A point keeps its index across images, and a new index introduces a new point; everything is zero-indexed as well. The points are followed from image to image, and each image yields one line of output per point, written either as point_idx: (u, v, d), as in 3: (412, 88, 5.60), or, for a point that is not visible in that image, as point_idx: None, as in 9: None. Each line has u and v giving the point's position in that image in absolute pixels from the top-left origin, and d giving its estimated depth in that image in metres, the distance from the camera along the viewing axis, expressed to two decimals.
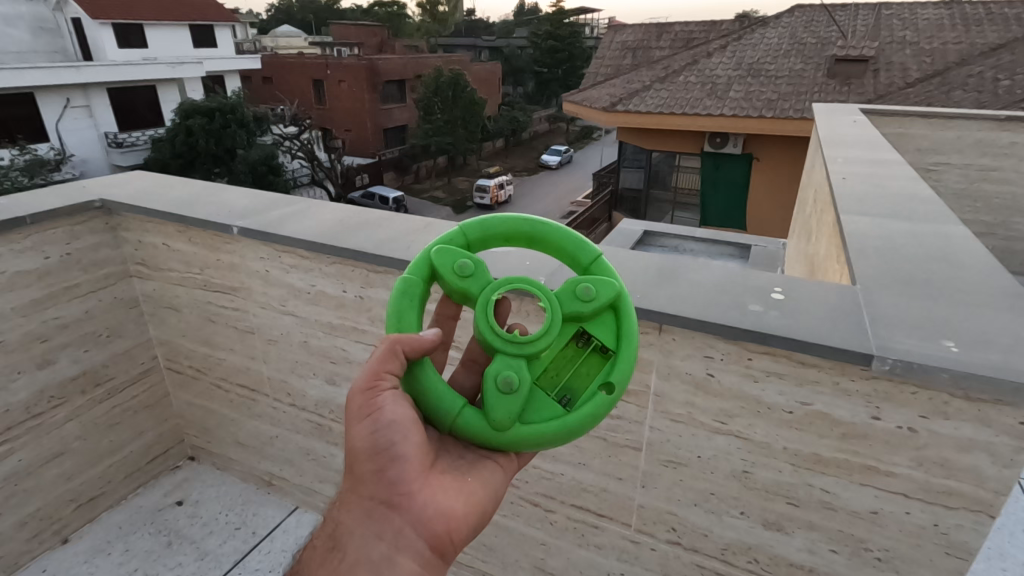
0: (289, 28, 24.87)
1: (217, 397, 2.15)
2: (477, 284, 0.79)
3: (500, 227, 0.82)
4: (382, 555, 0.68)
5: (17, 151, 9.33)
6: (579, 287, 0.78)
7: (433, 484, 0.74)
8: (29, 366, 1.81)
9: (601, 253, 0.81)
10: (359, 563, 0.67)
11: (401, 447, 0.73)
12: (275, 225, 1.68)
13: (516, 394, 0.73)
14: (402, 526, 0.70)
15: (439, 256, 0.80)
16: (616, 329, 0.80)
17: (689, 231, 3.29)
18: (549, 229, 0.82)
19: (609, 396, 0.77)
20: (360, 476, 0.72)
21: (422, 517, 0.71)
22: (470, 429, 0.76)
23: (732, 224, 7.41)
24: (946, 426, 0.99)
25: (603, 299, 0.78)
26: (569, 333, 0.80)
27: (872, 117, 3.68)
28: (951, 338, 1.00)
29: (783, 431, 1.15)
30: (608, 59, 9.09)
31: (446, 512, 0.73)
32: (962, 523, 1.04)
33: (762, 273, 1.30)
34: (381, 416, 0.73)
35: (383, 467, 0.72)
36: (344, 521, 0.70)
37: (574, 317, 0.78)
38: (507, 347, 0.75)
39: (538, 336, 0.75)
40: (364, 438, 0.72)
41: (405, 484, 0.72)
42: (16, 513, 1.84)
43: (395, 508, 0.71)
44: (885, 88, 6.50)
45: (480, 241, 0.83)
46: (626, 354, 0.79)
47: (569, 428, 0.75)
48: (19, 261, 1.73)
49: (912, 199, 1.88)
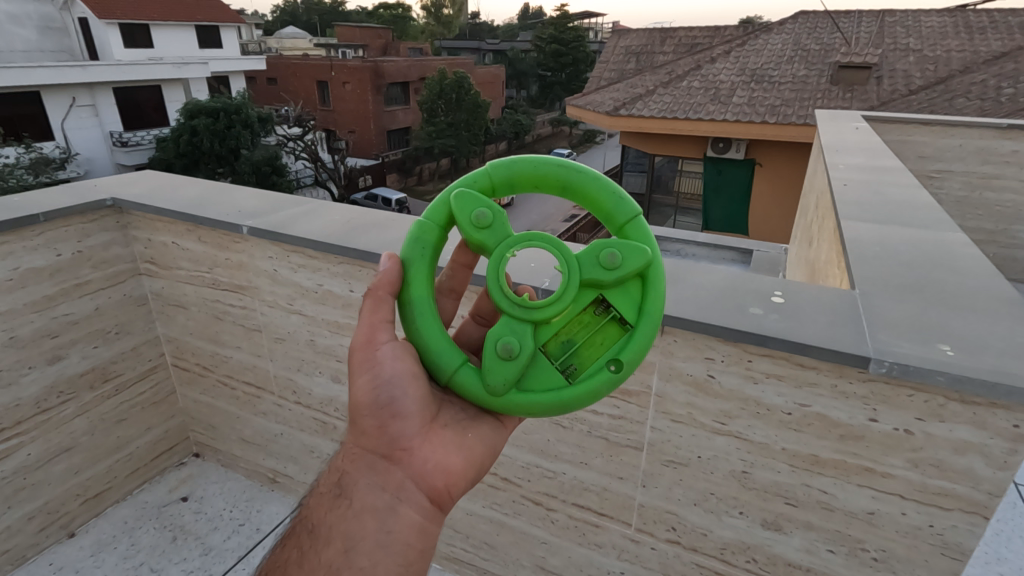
0: (293, 28, 25.00)
1: (223, 395, 2.17)
2: (495, 236, 0.78)
3: (527, 172, 0.81)
4: (385, 505, 0.70)
5: (22, 149, 9.38)
6: (604, 254, 0.77)
7: (433, 440, 0.77)
8: (40, 362, 1.84)
9: (639, 212, 0.80)
10: (364, 512, 0.69)
11: (403, 403, 0.76)
12: (284, 225, 1.71)
13: (516, 360, 0.76)
14: (403, 479, 0.73)
15: (458, 201, 0.80)
16: (639, 301, 0.80)
17: (691, 235, 3.34)
18: (586, 177, 0.81)
19: (615, 373, 0.78)
20: (364, 430, 0.75)
21: (422, 472, 0.74)
22: (465, 386, 0.79)
23: (734, 229, 7.45)
24: (941, 428, 1.02)
25: (629, 268, 0.77)
26: (586, 299, 0.80)
27: (873, 124, 3.71)
28: (948, 342, 1.02)
29: (782, 432, 1.17)
30: (612, 63, 9.13)
31: (445, 467, 0.76)
32: (957, 524, 1.06)
33: (764, 277, 1.33)
34: (383, 370, 0.76)
35: (385, 422, 0.75)
36: (347, 471, 0.73)
37: (592, 283, 0.78)
38: (515, 311, 0.76)
39: (549, 303, 0.76)
40: (366, 392, 0.75)
41: (406, 440, 0.75)
42: (25, 506, 1.87)
43: (395, 462, 0.74)
44: (888, 95, 6.53)
45: (506, 187, 0.82)
46: (646, 327, 0.79)
47: (565, 400, 0.77)
48: (32, 257, 1.76)
49: (911, 206, 1.90)
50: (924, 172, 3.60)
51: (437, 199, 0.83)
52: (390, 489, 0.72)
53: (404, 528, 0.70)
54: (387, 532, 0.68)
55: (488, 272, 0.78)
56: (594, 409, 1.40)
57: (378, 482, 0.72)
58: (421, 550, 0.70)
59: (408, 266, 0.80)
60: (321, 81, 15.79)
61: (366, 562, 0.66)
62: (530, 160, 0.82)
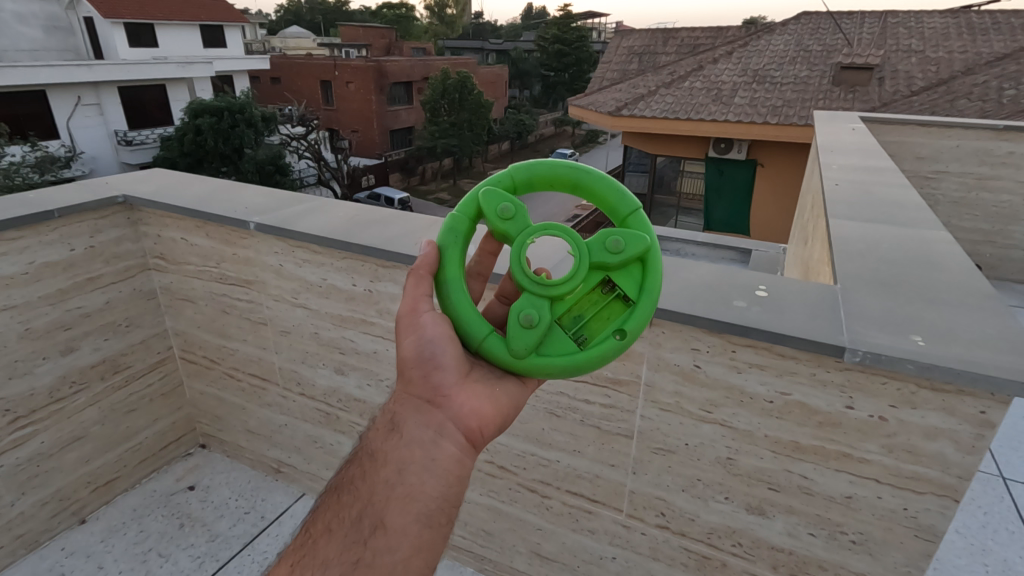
0: (297, 29, 25.13)
1: (230, 387, 2.23)
2: (516, 227, 0.85)
3: (545, 172, 0.87)
4: (429, 438, 0.74)
5: (28, 147, 9.48)
6: (610, 240, 0.83)
7: (469, 389, 0.81)
8: (53, 353, 1.90)
9: (639, 206, 0.86)
10: (412, 443, 0.74)
11: (442, 357, 0.81)
12: (290, 221, 1.77)
13: (535, 329, 0.82)
14: (444, 418, 0.77)
15: (485, 194, 0.86)
16: (640, 281, 0.86)
17: (690, 235, 3.38)
18: (593, 178, 0.86)
19: (620, 340, 0.84)
20: (409, 379, 0.80)
21: (460, 414, 0.78)
22: (493, 352, 0.84)
23: (735, 229, 7.49)
24: (913, 414, 1.07)
25: (631, 252, 0.84)
26: (595, 280, 0.86)
27: (871, 125, 3.75)
28: (919, 334, 1.07)
29: (764, 419, 1.23)
30: (614, 63, 9.19)
31: (480, 412, 0.80)
32: (929, 507, 1.11)
33: (751, 273, 1.38)
34: (425, 332, 0.81)
35: (428, 372, 0.80)
36: (397, 411, 0.78)
37: (600, 265, 0.84)
38: (534, 288, 0.83)
39: (564, 280, 0.82)
40: (411, 349, 0.80)
41: (446, 387, 0.79)
42: (39, 492, 1.94)
43: (436, 405, 0.78)
44: (890, 96, 6.57)
45: (525, 184, 0.88)
46: (646, 303, 0.85)
47: (578, 363, 0.83)
48: (46, 251, 1.83)
49: (902, 206, 1.95)
50: (921, 172, 3.65)
51: (466, 196, 0.89)
52: (433, 426, 0.76)
53: (445, 459, 0.74)
54: (432, 460, 0.73)
55: (510, 258, 0.84)
56: (586, 398, 1.46)
57: (423, 420, 0.76)
58: (459, 476, 0.73)
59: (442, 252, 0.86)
60: (325, 81, 15.89)
61: (415, 483, 0.71)
62: (550, 162, 0.88)
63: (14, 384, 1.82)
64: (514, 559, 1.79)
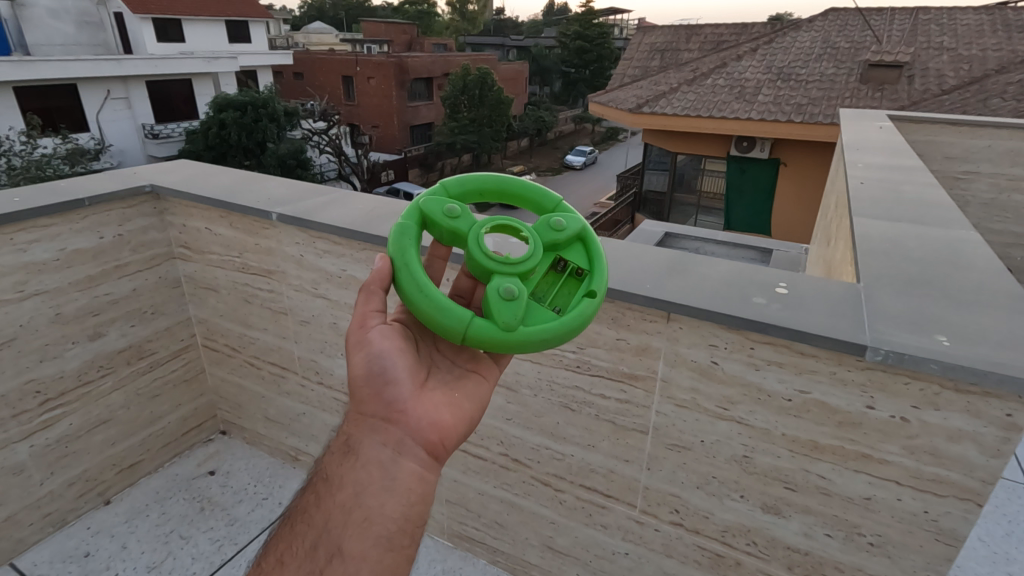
0: (320, 24, 25.36)
1: (251, 375, 2.27)
2: (465, 223, 0.90)
3: (476, 183, 0.95)
4: (388, 457, 0.76)
5: (59, 139, 9.72)
6: (552, 220, 0.91)
7: (424, 401, 0.83)
8: (82, 337, 1.96)
9: (563, 198, 0.97)
10: (370, 464, 0.75)
11: (394, 372, 0.82)
12: (312, 212, 1.79)
13: (518, 300, 0.83)
14: (403, 435, 0.78)
15: (426, 203, 0.91)
16: (586, 255, 0.94)
17: (709, 234, 3.32)
18: (518, 182, 0.96)
19: (593, 299, 0.88)
20: (362, 398, 0.81)
21: (418, 429, 0.79)
22: (482, 336, 0.82)
23: (755, 229, 7.40)
24: (936, 416, 1.05)
25: (572, 229, 0.92)
26: (548, 260, 0.93)
27: (899, 124, 3.66)
28: (944, 334, 1.05)
29: (782, 417, 1.21)
30: (636, 60, 9.11)
31: (438, 422, 0.82)
32: (951, 511, 1.09)
33: (770, 270, 1.37)
34: (373, 347, 0.83)
35: (381, 389, 0.81)
36: (352, 433, 0.79)
37: (551, 244, 0.91)
38: (502, 267, 0.85)
39: (526, 256, 0.86)
40: (361, 365, 0.82)
41: (401, 402, 0.81)
42: (67, 472, 2.00)
43: (393, 422, 0.79)
44: (919, 95, 6.40)
45: (460, 194, 0.95)
46: (601, 267, 0.91)
47: (567, 325, 0.84)
48: (77, 239, 1.88)
49: (928, 206, 1.91)
50: (950, 172, 3.55)
51: (407, 208, 0.93)
52: (391, 444, 0.77)
53: (405, 477, 0.75)
54: (391, 479, 0.74)
55: (467, 250, 0.88)
56: (602, 392, 1.46)
57: (380, 439, 0.77)
58: (421, 494, 0.75)
59: (401, 263, 0.85)
60: (347, 76, 16.02)
61: (374, 504, 0.72)
62: (480, 173, 0.97)
63: (45, 366, 1.87)
64: (526, 552, 1.80)
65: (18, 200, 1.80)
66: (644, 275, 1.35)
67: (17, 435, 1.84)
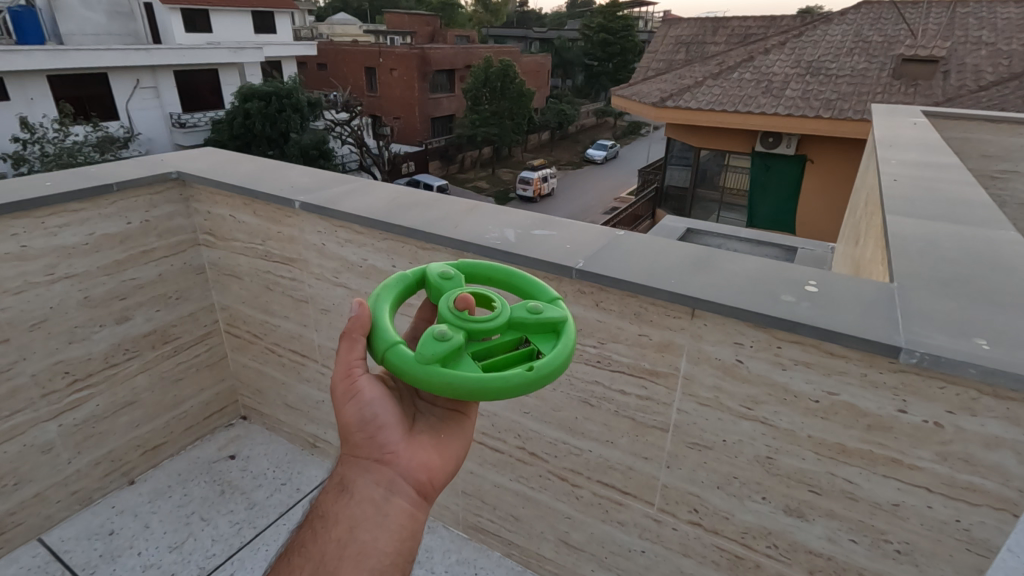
0: (344, 16, 25.48)
1: (271, 361, 2.30)
2: (451, 285, 0.90)
3: (482, 269, 0.96)
4: (381, 496, 0.73)
5: (90, 128, 9.93)
6: (530, 304, 0.87)
7: (416, 443, 0.79)
8: (110, 321, 2.00)
9: (557, 294, 0.92)
10: (363, 501, 0.72)
11: (384, 416, 0.78)
12: (334, 201, 1.80)
13: (448, 341, 0.77)
14: (394, 474, 0.75)
15: (427, 266, 0.93)
16: (555, 345, 0.84)
17: (733, 231, 3.24)
18: (516, 275, 0.94)
19: (529, 371, 0.75)
20: (354, 442, 0.77)
21: (409, 468, 0.76)
22: (398, 364, 0.76)
23: (779, 227, 7.26)
24: (972, 422, 1.00)
25: (547, 316, 0.86)
26: (512, 337, 0.86)
27: (934, 121, 3.54)
28: (983, 337, 1.01)
29: (808, 419, 1.18)
30: (660, 53, 8.97)
31: (429, 464, 0.78)
32: (985, 521, 1.05)
33: (800, 266, 1.33)
34: (365, 394, 0.78)
35: (372, 433, 0.78)
36: (344, 472, 0.76)
37: (520, 323, 0.85)
38: (453, 317, 0.82)
39: (486, 318, 0.82)
40: (352, 414, 0.77)
41: (392, 445, 0.77)
42: (94, 452, 2.05)
43: (385, 463, 0.76)
44: (955, 91, 6.19)
45: (466, 273, 0.96)
46: (559, 353, 0.80)
47: (482, 381, 0.73)
48: (105, 224, 1.92)
49: (965, 204, 1.84)
50: (987, 171, 3.41)
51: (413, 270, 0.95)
52: (383, 484, 0.74)
53: (398, 514, 0.72)
54: (383, 515, 0.71)
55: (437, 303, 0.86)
56: (622, 388, 1.44)
57: (373, 478, 0.74)
58: (413, 531, 0.72)
59: (375, 294, 0.86)
60: (370, 68, 16.08)
61: (368, 540, 0.69)
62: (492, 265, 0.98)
63: (74, 348, 1.92)
64: (541, 546, 1.80)
65: (50, 184, 1.84)
66: (668, 270, 1.32)
67: (46, 414, 1.88)
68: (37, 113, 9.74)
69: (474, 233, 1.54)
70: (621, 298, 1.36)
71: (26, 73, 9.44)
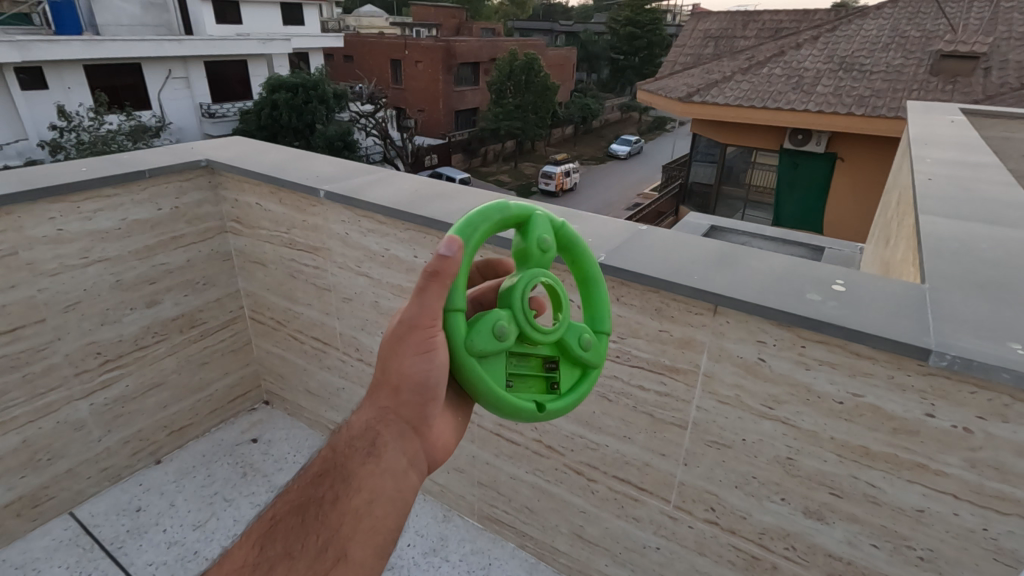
0: (372, 9, 25.77)
1: (294, 348, 2.34)
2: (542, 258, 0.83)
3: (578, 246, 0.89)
4: (403, 468, 0.68)
5: (124, 116, 10.17)
6: (584, 336, 0.86)
7: (445, 418, 0.77)
8: (139, 304, 2.05)
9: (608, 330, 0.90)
10: (388, 470, 0.67)
11: (438, 379, 0.72)
12: (358, 191, 1.81)
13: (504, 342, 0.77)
14: (421, 448, 0.71)
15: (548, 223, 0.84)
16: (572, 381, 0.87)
17: (759, 229, 3.17)
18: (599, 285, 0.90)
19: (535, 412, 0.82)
20: (402, 401, 0.71)
21: (434, 449, 0.73)
22: (453, 326, 0.74)
23: (807, 226, 7.10)
24: (1005, 429, 0.97)
25: (589, 356, 0.87)
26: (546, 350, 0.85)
27: (973, 120, 3.42)
28: (1019, 341, 0.98)
29: (832, 421, 1.16)
30: (688, 47, 8.82)
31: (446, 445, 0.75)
32: (1013, 530, 1.02)
33: (828, 266, 1.30)
34: (436, 357, 0.72)
35: (425, 400, 0.72)
36: (380, 430, 0.69)
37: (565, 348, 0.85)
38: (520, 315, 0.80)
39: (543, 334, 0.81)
40: (415, 370, 0.71)
41: (430, 418, 0.73)
42: (123, 431, 2.12)
43: (419, 433, 0.72)
44: (996, 89, 5.97)
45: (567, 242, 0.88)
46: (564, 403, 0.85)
47: (496, 403, 0.79)
48: (137, 209, 1.97)
49: (1003, 205, 1.78)
50: None
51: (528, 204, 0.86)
52: (409, 455, 0.70)
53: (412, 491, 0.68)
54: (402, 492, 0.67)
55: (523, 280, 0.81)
56: (641, 383, 1.43)
57: (403, 448, 0.70)
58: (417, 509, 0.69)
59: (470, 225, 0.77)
60: (395, 60, 16.15)
61: (381, 514, 0.64)
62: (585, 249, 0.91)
63: (105, 330, 1.98)
64: (556, 539, 1.80)
65: (85, 170, 1.89)
66: (692, 267, 1.30)
67: (78, 392, 1.95)
68: (73, 102, 10.01)
69: (498, 225, 1.54)
70: (642, 293, 1.35)
71: (64, 63, 9.70)
